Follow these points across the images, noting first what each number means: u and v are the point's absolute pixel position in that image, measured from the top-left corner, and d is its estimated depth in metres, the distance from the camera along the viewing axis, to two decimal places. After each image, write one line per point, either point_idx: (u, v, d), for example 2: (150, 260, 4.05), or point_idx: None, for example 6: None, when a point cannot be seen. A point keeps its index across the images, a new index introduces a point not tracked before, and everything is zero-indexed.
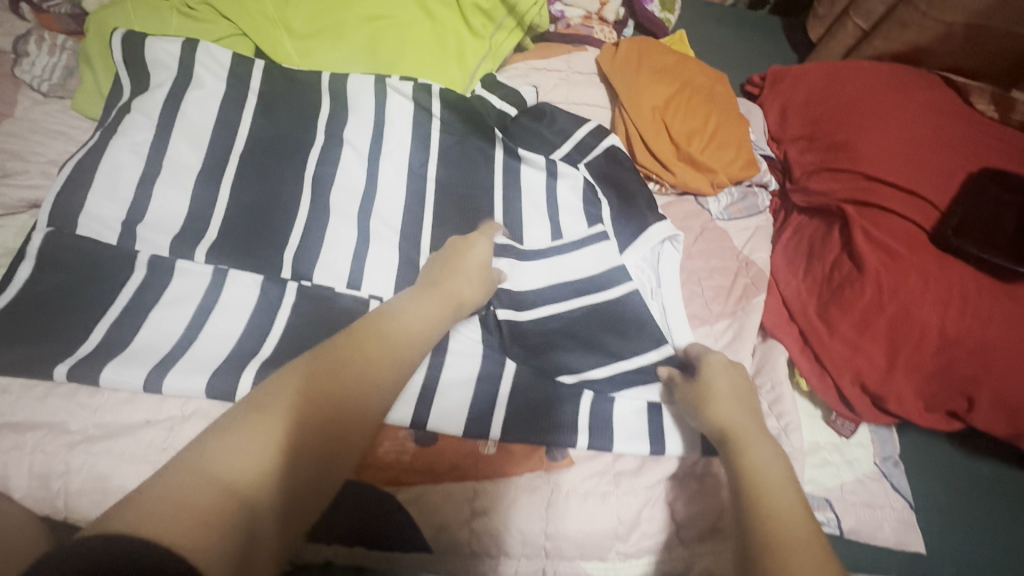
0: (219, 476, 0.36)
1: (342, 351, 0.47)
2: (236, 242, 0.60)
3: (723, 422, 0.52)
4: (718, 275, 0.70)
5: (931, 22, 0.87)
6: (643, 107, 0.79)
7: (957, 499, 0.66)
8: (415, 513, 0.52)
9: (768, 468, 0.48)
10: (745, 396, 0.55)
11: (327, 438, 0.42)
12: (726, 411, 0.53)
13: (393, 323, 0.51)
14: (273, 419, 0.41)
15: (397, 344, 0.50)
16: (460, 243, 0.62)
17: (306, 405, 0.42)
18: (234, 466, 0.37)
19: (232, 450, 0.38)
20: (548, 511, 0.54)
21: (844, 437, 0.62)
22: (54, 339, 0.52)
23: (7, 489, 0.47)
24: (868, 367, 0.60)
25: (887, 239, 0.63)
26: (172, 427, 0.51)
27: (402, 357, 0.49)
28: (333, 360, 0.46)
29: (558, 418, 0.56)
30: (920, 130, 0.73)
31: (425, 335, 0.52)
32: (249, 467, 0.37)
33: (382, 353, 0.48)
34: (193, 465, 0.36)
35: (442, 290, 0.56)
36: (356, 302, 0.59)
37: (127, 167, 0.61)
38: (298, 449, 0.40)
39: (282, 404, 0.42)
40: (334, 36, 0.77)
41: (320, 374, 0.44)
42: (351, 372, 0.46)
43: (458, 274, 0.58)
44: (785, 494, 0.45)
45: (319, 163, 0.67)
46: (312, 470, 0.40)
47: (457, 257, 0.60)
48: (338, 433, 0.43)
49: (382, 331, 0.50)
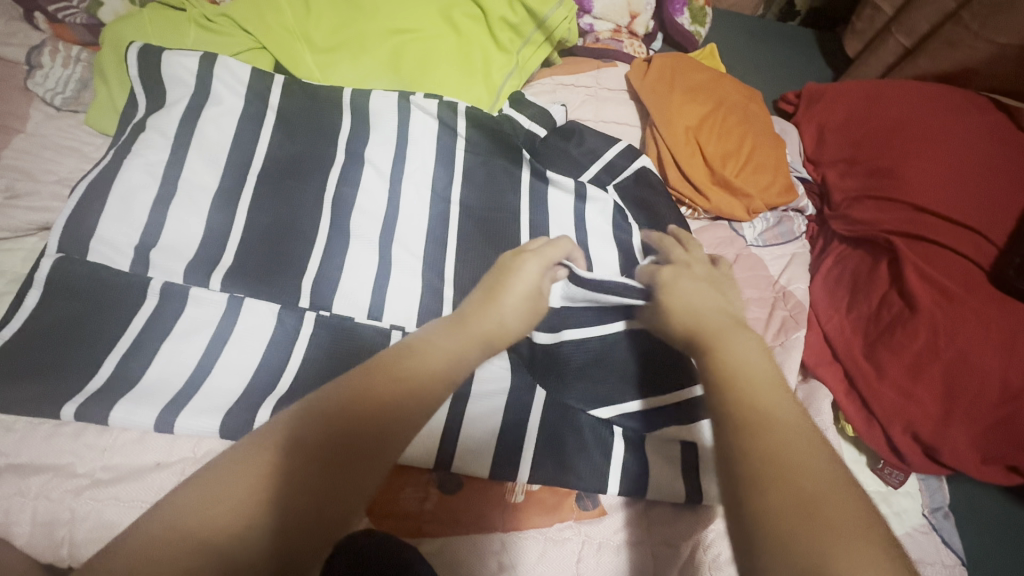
0: (196, 533, 0.31)
1: (355, 390, 0.38)
2: (252, 269, 0.57)
3: (689, 321, 0.43)
4: (755, 306, 0.66)
5: (981, 43, 0.84)
6: (676, 126, 0.75)
7: (1008, 554, 0.62)
8: (438, 566, 0.48)
9: (745, 359, 0.38)
10: (714, 291, 0.47)
11: (335, 484, 0.34)
12: (692, 311, 0.44)
13: (420, 355, 0.41)
14: (268, 457, 0.34)
15: (420, 383, 0.40)
16: (513, 257, 0.51)
17: (306, 442, 0.35)
18: (223, 514, 0.31)
19: (223, 493, 0.32)
20: (578, 565, 0.50)
21: (892, 487, 0.59)
22: (61, 374, 0.49)
23: (9, 535, 0.45)
24: (921, 417, 0.57)
25: (941, 277, 0.60)
26: (183, 471, 0.48)
27: (431, 385, 0.40)
28: (345, 395, 0.38)
29: (589, 463, 0.53)
30: (972, 159, 0.70)
31: (452, 372, 0.42)
32: (238, 520, 0.31)
33: (402, 386, 0.39)
34: (171, 514, 0.31)
35: (480, 316, 0.46)
36: (378, 333, 0.56)
37: (140, 189, 0.58)
38: (297, 492, 0.33)
39: (280, 439, 0.35)
40: (357, 50, 0.75)
41: (329, 407, 0.37)
42: (369, 399, 0.38)
43: (500, 297, 0.48)
44: (762, 380, 0.36)
45: (339, 184, 0.64)
46: (308, 501, 0.33)
47: (504, 278, 0.49)
48: (348, 462, 0.35)
49: (401, 366, 0.40)
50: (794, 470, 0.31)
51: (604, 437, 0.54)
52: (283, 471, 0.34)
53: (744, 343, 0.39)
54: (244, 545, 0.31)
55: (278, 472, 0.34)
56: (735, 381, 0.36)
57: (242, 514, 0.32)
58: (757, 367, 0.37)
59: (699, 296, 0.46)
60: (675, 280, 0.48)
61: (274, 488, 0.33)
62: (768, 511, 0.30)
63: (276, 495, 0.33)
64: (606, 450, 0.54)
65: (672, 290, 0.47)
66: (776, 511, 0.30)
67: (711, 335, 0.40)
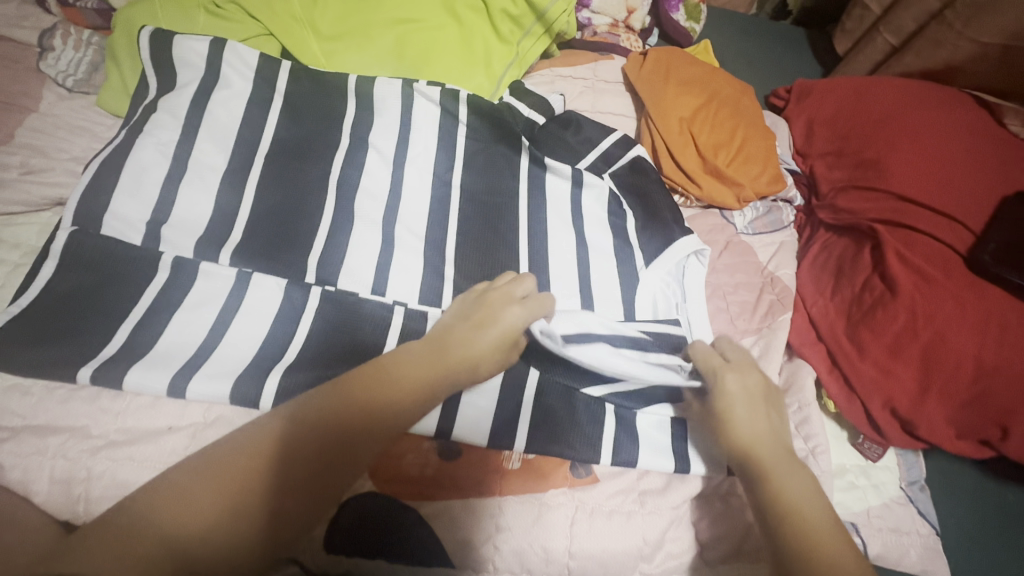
0: (193, 501, 0.39)
1: (332, 412, 0.44)
2: (260, 245, 0.59)
3: (748, 445, 0.49)
4: (743, 290, 0.69)
5: (965, 42, 0.87)
6: (670, 117, 0.78)
7: (977, 520, 0.68)
8: (437, 528, 0.51)
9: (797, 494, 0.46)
10: (765, 409, 0.52)
11: (313, 479, 0.42)
12: (747, 433, 0.49)
13: (391, 377, 0.47)
14: (246, 457, 0.42)
15: (388, 406, 0.45)
16: (489, 292, 0.54)
17: (299, 445, 0.42)
18: (200, 509, 0.39)
19: (204, 491, 0.40)
20: (571, 529, 0.53)
21: (872, 461, 0.63)
22: (77, 341, 0.51)
23: (29, 492, 0.47)
24: (898, 393, 0.60)
25: (922, 262, 0.63)
26: (194, 434, 0.50)
27: (407, 403, 0.46)
28: (320, 415, 0.44)
29: (583, 433, 0.55)
30: (954, 151, 0.73)
31: (416, 397, 0.47)
32: (214, 514, 0.39)
33: (370, 412, 0.45)
34: (174, 487, 0.40)
35: (451, 342, 0.50)
36: (381, 308, 0.57)
37: (152, 167, 0.60)
38: (271, 495, 0.41)
39: (258, 449, 0.42)
40: (362, 38, 0.77)
41: (306, 422, 0.44)
42: (352, 408, 0.45)
43: (479, 327, 0.51)
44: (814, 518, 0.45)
45: (343, 166, 0.66)
46: (292, 490, 0.41)
47: (484, 315, 0.52)
48: (330, 464, 0.43)
49: (374, 388, 0.46)
50: None
51: (596, 410, 0.56)
52: (258, 474, 0.41)
53: (795, 478, 0.47)
54: (222, 534, 0.39)
55: (255, 475, 0.41)
56: (793, 521, 0.44)
57: (218, 509, 0.39)
58: (807, 502, 0.46)
59: (756, 419, 0.51)
60: (737, 396, 0.52)
61: (246, 488, 0.40)
62: None
63: (246, 496, 0.40)
64: (598, 420, 0.56)
65: (729, 405, 0.51)
66: None
67: (767, 470, 0.47)
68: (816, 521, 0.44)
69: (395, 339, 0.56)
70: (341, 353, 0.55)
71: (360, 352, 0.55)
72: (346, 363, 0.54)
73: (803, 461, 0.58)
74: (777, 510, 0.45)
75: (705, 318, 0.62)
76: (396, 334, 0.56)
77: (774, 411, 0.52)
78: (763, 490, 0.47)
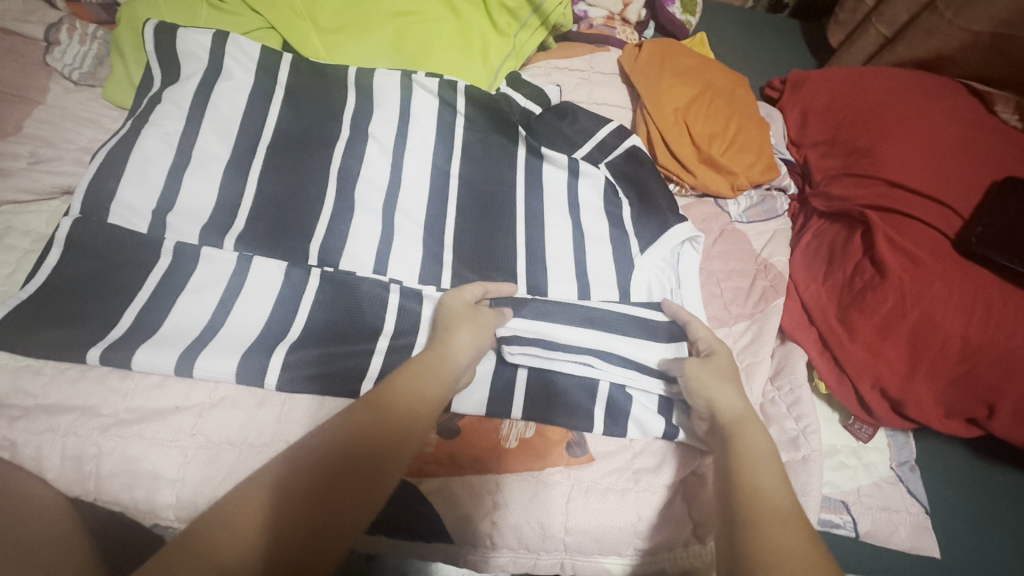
0: (234, 515, 0.38)
1: (351, 432, 0.43)
2: (264, 232, 0.61)
3: (723, 408, 0.50)
4: (737, 277, 0.71)
5: (956, 30, 0.89)
6: (665, 108, 0.79)
7: (965, 499, 0.71)
8: (437, 503, 0.53)
9: (757, 444, 0.47)
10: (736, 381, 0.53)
11: (344, 479, 0.41)
12: (725, 396, 0.51)
13: (395, 388, 0.46)
14: (267, 477, 0.40)
15: (404, 415, 0.45)
16: (457, 297, 0.55)
17: (329, 451, 0.42)
18: (232, 524, 0.38)
19: (227, 517, 0.38)
20: (567, 506, 0.54)
21: (861, 441, 0.67)
22: (86, 323, 0.53)
23: (42, 469, 0.50)
24: (888, 372, 0.63)
25: (912, 246, 0.64)
26: (201, 413, 0.52)
27: (420, 410, 0.46)
28: (336, 430, 0.43)
29: (577, 410, 0.56)
30: (946, 137, 0.74)
31: (418, 412, 0.46)
32: (239, 539, 0.37)
33: (385, 428, 0.44)
34: (216, 512, 0.38)
35: (438, 353, 0.50)
36: (376, 287, 0.58)
37: (157, 157, 0.62)
38: (298, 497, 0.39)
39: (278, 469, 0.41)
40: (361, 30, 0.78)
41: (316, 438, 0.43)
42: (376, 415, 0.44)
43: (454, 334, 0.52)
44: (765, 465, 0.45)
45: (343, 156, 0.67)
46: (318, 486, 0.40)
47: (453, 315, 0.54)
48: (365, 467, 0.42)
49: (383, 402, 0.45)
50: (777, 533, 0.39)
51: (588, 390, 0.57)
52: (278, 490, 0.40)
53: (759, 445, 0.47)
54: (253, 548, 0.37)
55: (276, 494, 0.39)
56: (740, 465, 0.45)
57: (243, 530, 0.37)
58: (768, 468, 0.45)
59: (734, 394, 0.51)
60: (716, 370, 0.53)
61: (269, 505, 0.39)
62: (747, 545, 0.39)
63: (282, 507, 0.39)
64: (592, 397, 0.56)
65: (708, 374, 0.52)
66: (753, 546, 0.39)
67: (734, 435, 0.48)
68: (769, 480, 0.44)
69: (393, 320, 0.57)
70: (343, 332, 0.56)
71: (359, 332, 0.56)
72: (347, 343, 0.56)
73: (794, 440, 0.59)
74: (736, 461, 0.45)
75: (700, 304, 0.64)
76: (393, 314, 0.57)
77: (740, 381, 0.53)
78: (728, 448, 0.47)
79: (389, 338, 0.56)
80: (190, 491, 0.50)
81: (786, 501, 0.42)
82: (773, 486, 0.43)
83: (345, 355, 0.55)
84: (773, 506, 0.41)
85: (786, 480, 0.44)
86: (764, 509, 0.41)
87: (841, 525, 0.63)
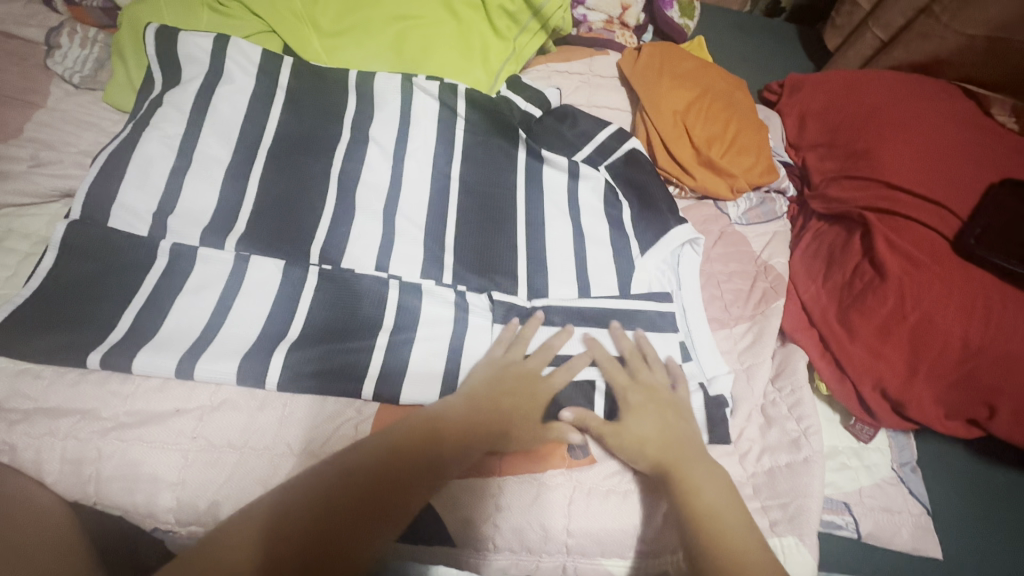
0: (253, 525, 0.41)
1: (380, 451, 0.46)
2: (264, 234, 0.61)
3: (655, 457, 0.50)
4: (737, 278, 0.71)
5: (952, 34, 0.90)
6: (664, 111, 0.79)
7: (968, 501, 0.71)
8: (438, 507, 0.52)
9: (704, 488, 0.48)
10: (655, 417, 0.53)
11: (364, 496, 0.43)
12: (643, 440, 0.51)
13: (440, 425, 0.49)
14: (281, 493, 0.43)
15: (441, 448, 0.47)
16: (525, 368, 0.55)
17: (353, 471, 0.44)
18: (244, 540, 0.40)
19: (241, 527, 0.41)
20: (570, 508, 0.54)
21: (863, 442, 0.67)
22: (86, 326, 0.53)
23: (41, 473, 0.50)
24: (889, 374, 0.63)
25: (910, 247, 0.65)
26: (202, 416, 0.52)
27: (457, 449, 0.48)
28: (360, 452, 0.46)
29: None
30: (942, 139, 0.74)
31: (459, 452, 0.48)
32: (249, 546, 0.40)
33: (399, 455, 0.46)
34: (232, 525, 0.41)
35: (484, 402, 0.51)
36: (374, 283, 0.59)
37: (158, 159, 0.62)
38: (310, 510, 0.42)
39: (299, 482, 0.44)
40: (361, 35, 0.79)
41: (341, 458, 0.45)
42: (411, 447, 0.47)
43: (505, 395, 0.52)
44: (718, 509, 0.46)
45: (344, 160, 0.67)
46: (327, 499, 0.43)
47: (512, 382, 0.54)
48: (390, 488, 0.44)
49: (418, 427, 0.48)
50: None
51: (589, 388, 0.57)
52: (289, 499, 0.42)
53: (706, 483, 0.48)
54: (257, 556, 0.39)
55: (288, 506, 0.42)
56: (693, 515, 0.46)
57: (248, 546, 0.40)
58: (719, 503, 0.47)
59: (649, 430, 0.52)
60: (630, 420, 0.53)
61: (276, 516, 0.41)
62: None
63: (293, 519, 0.41)
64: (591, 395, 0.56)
65: (625, 420, 0.53)
66: None
67: (675, 466, 0.49)
68: (725, 512, 0.46)
69: (392, 314, 0.58)
70: (343, 330, 0.56)
71: (358, 331, 0.56)
72: (348, 339, 0.56)
73: (796, 441, 0.59)
74: (692, 510, 0.46)
75: (700, 305, 0.64)
76: (392, 311, 0.58)
77: (665, 414, 0.54)
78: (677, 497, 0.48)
79: (388, 333, 0.57)
80: (191, 493, 0.50)
81: (742, 541, 0.45)
82: (729, 525, 0.46)
83: (346, 350, 0.55)
84: (735, 546, 0.44)
85: (735, 508, 0.47)
86: (718, 537, 0.44)
87: (842, 526, 0.63)
